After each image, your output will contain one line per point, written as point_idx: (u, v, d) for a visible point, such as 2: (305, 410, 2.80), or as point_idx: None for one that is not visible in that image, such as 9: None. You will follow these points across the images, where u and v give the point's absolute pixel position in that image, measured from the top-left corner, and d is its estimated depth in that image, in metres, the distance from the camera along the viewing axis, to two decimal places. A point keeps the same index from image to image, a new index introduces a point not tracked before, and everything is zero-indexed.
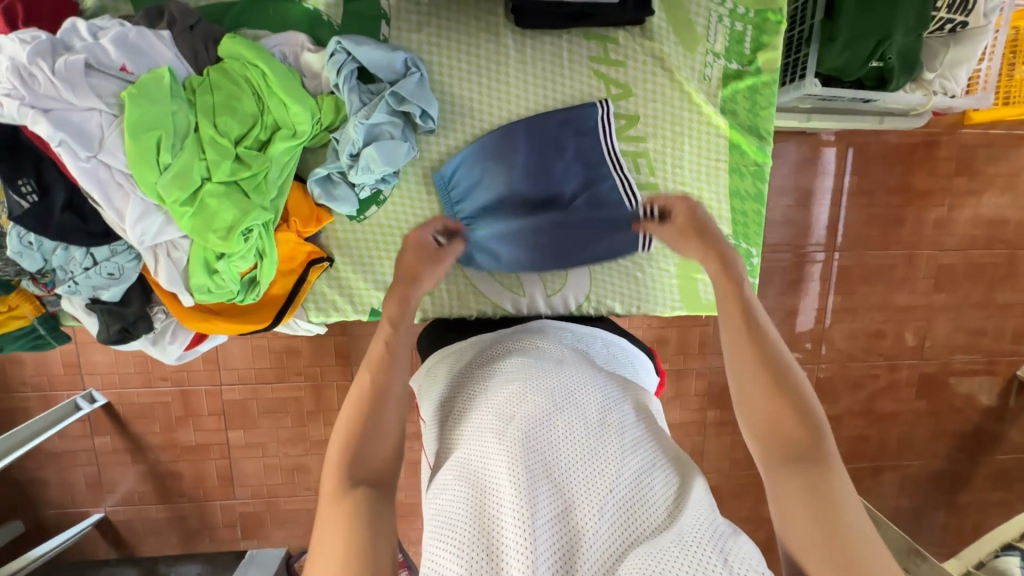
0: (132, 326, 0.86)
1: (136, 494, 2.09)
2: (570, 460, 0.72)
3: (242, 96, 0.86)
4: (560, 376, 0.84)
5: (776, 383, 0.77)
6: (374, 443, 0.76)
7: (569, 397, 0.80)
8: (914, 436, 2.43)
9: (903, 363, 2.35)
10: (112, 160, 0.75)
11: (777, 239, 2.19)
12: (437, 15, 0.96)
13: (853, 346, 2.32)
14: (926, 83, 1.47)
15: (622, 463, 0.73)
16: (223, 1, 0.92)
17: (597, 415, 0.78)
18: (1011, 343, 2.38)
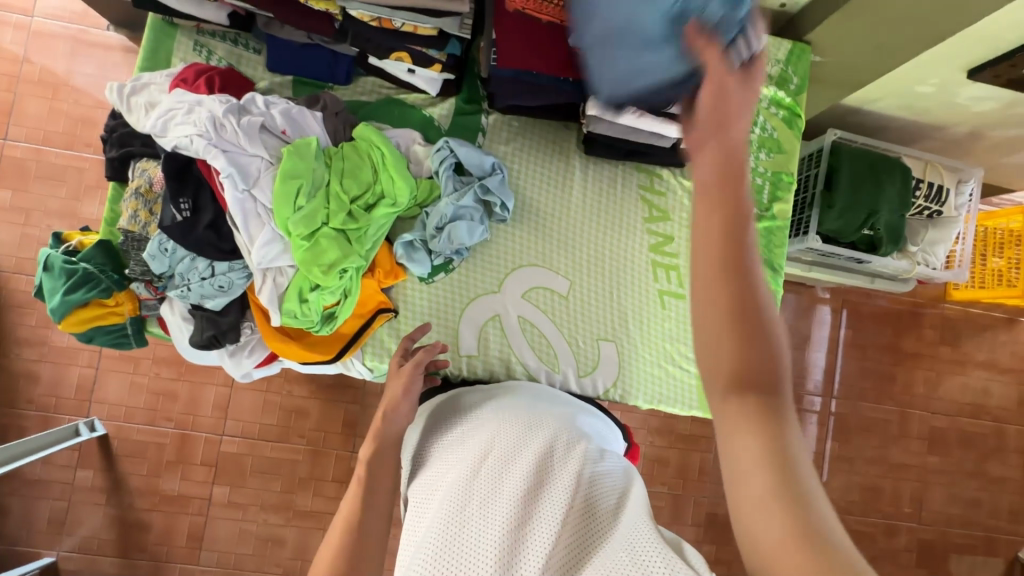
0: (222, 334, 0.97)
1: (95, 541, 1.93)
2: (524, 489, 0.79)
3: (364, 167, 1.06)
4: (519, 424, 0.93)
5: (722, 339, 0.53)
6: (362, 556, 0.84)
7: (525, 440, 0.88)
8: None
9: (903, 526, 2.32)
10: (260, 195, 0.93)
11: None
12: (521, 134, 1.21)
13: (852, 499, 2.31)
14: (911, 254, 1.73)
15: (566, 486, 0.80)
16: (362, 100, 1.17)
17: (550, 454, 0.86)
18: (1008, 520, 2.37)
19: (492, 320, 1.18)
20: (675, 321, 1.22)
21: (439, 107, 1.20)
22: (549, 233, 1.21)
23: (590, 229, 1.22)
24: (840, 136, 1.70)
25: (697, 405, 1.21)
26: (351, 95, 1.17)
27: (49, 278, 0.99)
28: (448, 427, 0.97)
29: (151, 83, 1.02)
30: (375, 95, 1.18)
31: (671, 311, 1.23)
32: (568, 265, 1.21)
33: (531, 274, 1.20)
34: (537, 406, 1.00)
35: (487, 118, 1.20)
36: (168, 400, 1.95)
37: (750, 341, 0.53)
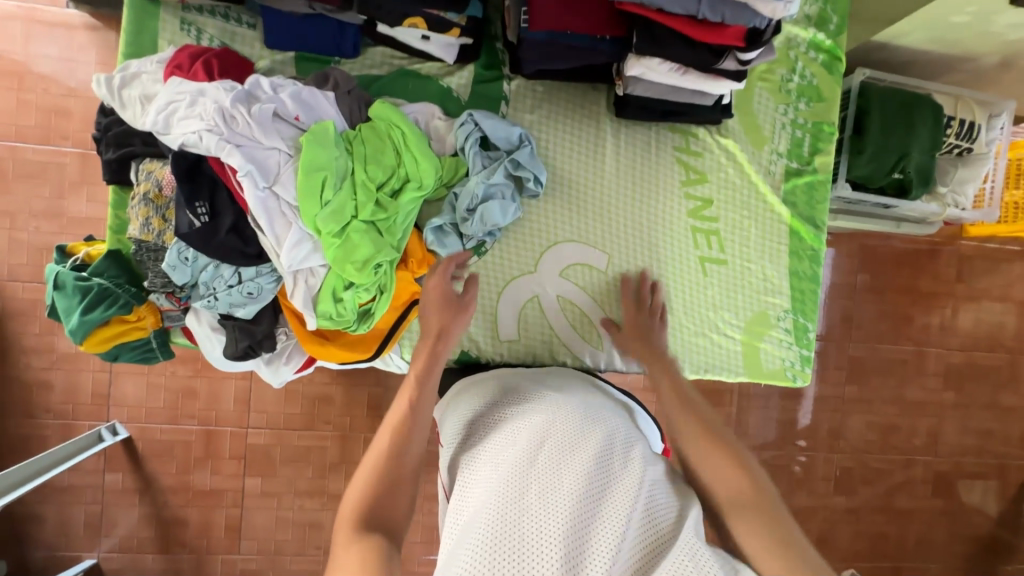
0: (258, 344, 0.92)
1: (135, 539, 1.94)
2: (582, 494, 0.72)
3: (386, 150, 0.98)
4: (575, 415, 0.85)
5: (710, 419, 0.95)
6: (390, 498, 0.84)
7: (581, 437, 0.80)
8: (932, 536, 2.41)
9: (919, 460, 2.40)
10: (283, 192, 0.86)
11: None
12: (549, 99, 1.12)
13: (870, 439, 2.37)
14: (941, 195, 1.68)
15: (627, 494, 0.73)
16: (373, 74, 1.07)
17: (609, 455, 0.78)
18: (1018, 446, 2.46)
19: (531, 300, 1.14)
20: (718, 287, 1.18)
21: (457, 76, 1.10)
22: (585, 205, 1.15)
23: (626, 198, 1.16)
24: (867, 76, 1.61)
25: (744, 371, 1.19)
26: (361, 69, 1.07)
27: (62, 298, 0.92)
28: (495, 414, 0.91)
29: (141, 72, 0.92)
30: (387, 67, 1.08)
31: (713, 277, 1.18)
32: (605, 237, 1.15)
33: (569, 250, 1.14)
34: (591, 398, 0.93)
35: (509, 85, 1.11)
36: (189, 399, 1.91)
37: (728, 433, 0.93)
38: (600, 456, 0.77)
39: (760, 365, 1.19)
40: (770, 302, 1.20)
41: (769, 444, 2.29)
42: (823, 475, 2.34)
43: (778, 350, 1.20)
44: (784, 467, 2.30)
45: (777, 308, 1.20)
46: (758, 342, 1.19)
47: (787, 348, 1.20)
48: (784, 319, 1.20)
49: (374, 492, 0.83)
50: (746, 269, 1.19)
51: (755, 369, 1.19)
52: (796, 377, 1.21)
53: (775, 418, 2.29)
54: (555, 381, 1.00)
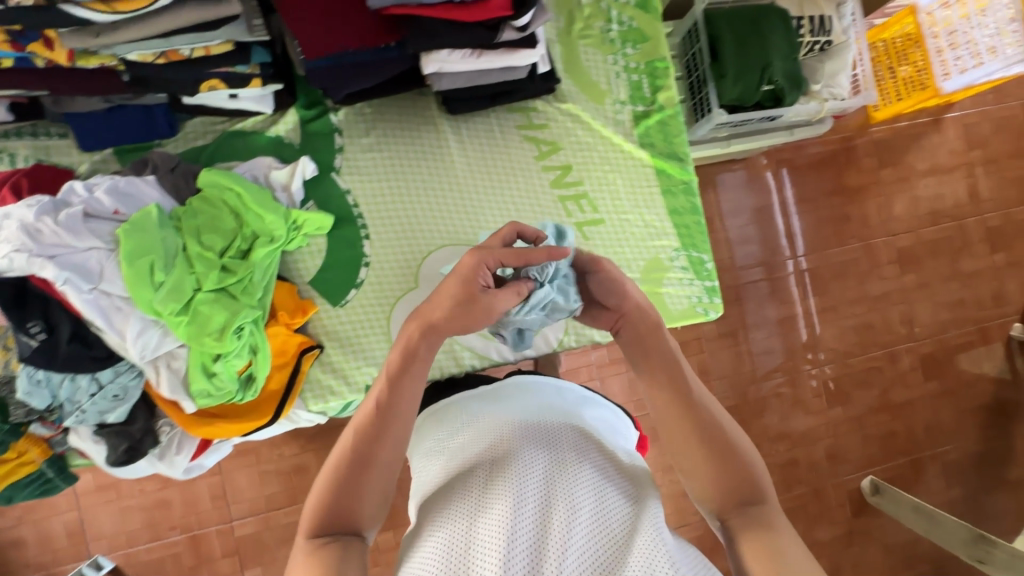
0: (139, 443, 0.90)
1: None
2: (533, 503, 0.64)
3: (221, 216, 0.97)
4: (535, 416, 0.78)
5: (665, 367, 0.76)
6: (354, 504, 0.68)
7: (545, 446, 0.71)
8: (938, 419, 2.37)
9: (903, 349, 2.37)
10: (111, 287, 0.84)
11: (743, 260, 2.28)
12: (380, 118, 1.12)
13: (850, 343, 2.34)
14: (816, 93, 1.69)
15: (583, 507, 0.64)
16: (198, 145, 1.07)
17: (576, 468, 0.69)
18: (993, 306, 2.44)
19: None
20: (604, 246, 1.17)
21: (282, 123, 1.10)
22: (451, 206, 1.14)
23: (489, 187, 1.15)
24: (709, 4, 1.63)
25: None
26: (185, 143, 1.07)
27: None
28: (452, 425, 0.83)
29: None
30: (211, 134, 1.08)
31: (596, 238, 1.17)
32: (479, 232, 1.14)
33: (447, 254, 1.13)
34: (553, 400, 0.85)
35: (336, 116, 1.11)
36: (165, 509, 1.74)
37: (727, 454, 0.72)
38: (564, 461, 0.70)
39: (669, 309, 1.17)
40: (660, 245, 1.19)
41: (750, 379, 2.26)
42: (814, 392, 2.31)
43: (682, 289, 1.19)
44: (773, 396, 2.27)
45: (668, 249, 1.19)
46: (660, 287, 1.18)
47: (690, 285, 1.19)
48: (678, 257, 1.20)
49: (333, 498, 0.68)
50: (625, 220, 1.18)
51: (664, 315, 1.17)
52: (708, 311, 1.19)
53: (749, 352, 2.27)
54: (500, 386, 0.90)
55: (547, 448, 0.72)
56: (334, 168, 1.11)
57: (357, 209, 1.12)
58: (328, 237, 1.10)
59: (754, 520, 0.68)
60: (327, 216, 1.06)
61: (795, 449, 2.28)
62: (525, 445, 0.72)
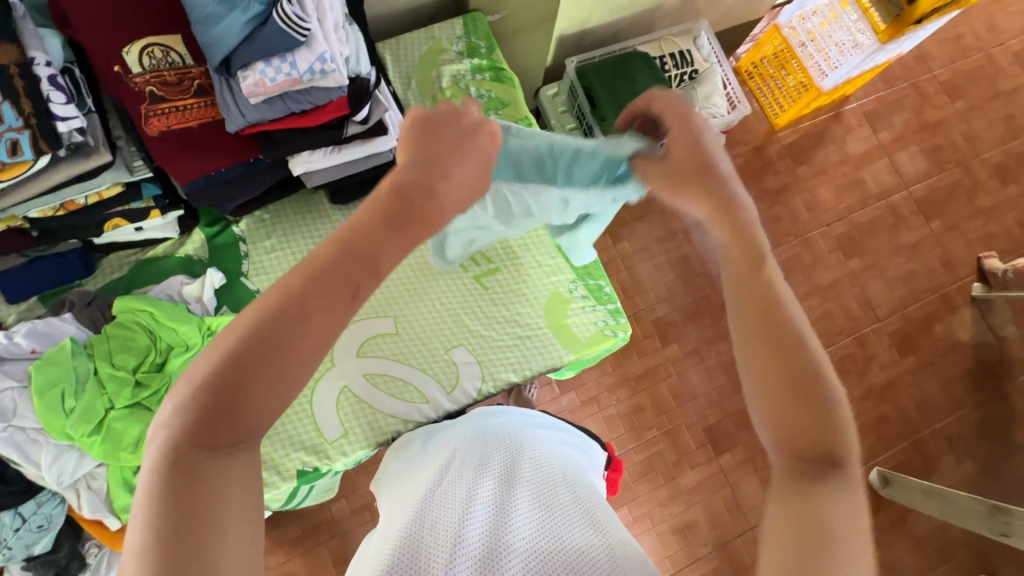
0: (66, 568, 0.93)
1: None
2: (487, 494, 0.76)
3: (135, 335, 1.06)
4: (500, 439, 0.90)
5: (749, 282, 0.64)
6: (247, 414, 0.53)
7: (501, 455, 0.86)
8: (932, 404, 2.08)
9: (872, 332, 2.13)
10: (24, 421, 0.91)
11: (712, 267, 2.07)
12: (278, 221, 1.24)
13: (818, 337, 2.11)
14: (696, 115, 1.82)
15: (529, 491, 0.77)
16: (114, 278, 1.17)
17: (524, 467, 0.83)
18: (945, 272, 2.20)
19: (342, 392, 1.17)
20: (503, 292, 1.25)
21: (190, 243, 1.21)
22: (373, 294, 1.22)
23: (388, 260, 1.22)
24: (580, 62, 1.81)
25: (565, 351, 1.22)
26: (103, 278, 1.18)
27: None
28: (422, 454, 0.97)
29: None
30: (126, 266, 1.19)
31: (494, 287, 1.25)
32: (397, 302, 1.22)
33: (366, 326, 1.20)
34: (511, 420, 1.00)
35: (238, 227, 1.23)
36: None
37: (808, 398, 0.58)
38: (523, 472, 0.82)
39: (577, 339, 1.23)
40: (557, 280, 1.26)
41: None
42: None
43: (586, 317, 1.25)
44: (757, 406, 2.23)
45: (565, 283, 1.26)
46: (565, 319, 1.24)
47: (593, 311, 1.25)
48: (576, 288, 1.27)
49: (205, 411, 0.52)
50: (518, 265, 1.26)
51: (573, 344, 1.23)
52: (616, 332, 1.25)
53: None
54: (466, 420, 1.02)
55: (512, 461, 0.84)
56: (242, 273, 1.21)
57: None
58: None
59: (821, 476, 0.57)
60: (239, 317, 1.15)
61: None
62: (491, 461, 0.84)
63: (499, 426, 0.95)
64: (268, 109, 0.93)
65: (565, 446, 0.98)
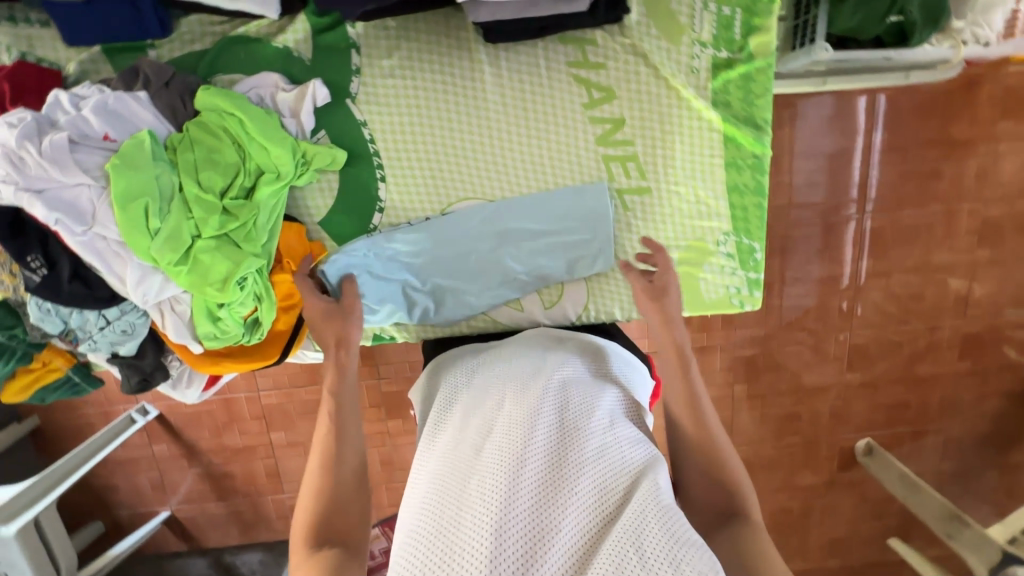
0: (150, 375, 0.93)
1: (196, 493, 1.85)
2: (533, 464, 0.72)
3: (222, 147, 0.87)
4: (547, 381, 0.86)
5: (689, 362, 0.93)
6: (341, 487, 0.78)
7: (539, 409, 0.80)
8: (966, 413, 1.83)
9: (947, 330, 1.75)
10: (105, 231, 0.79)
11: (802, 209, 1.66)
12: (407, 37, 0.95)
13: (894, 315, 1.74)
14: (956, 32, 1.32)
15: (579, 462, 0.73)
16: (196, 50, 0.93)
17: (568, 424, 0.78)
18: None
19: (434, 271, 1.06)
20: (639, 219, 1.05)
21: (290, 32, 0.93)
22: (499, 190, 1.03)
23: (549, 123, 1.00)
24: None
25: (682, 306, 1.09)
26: (182, 47, 0.93)
27: None
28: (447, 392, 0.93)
29: None
30: (209, 37, 0.93)
31: (633, 210, 1.05)
32: (505, 186, 1.03)
33: (462, 214, 1.03)
34: (545, 364, 0.91)
35: (354, 29, 0.94)
36: None
37: (717, 472, 0.85)
38: (561, 432, 0.77)
39: (700, 298, 1.09)
40: (707, 227, 1.05)
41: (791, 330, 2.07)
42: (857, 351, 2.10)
43: (720, 278, 1.08)
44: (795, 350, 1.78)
45: (715, 232, 1.06)
46: (697, 271, 1.08)
47: (731, 275, 1.08)
48: (725, 243, 1.06)
49: (319, 491, 0.78)
50: (675, 192, 1.04)
51: (693, 301, 1.09)
52: (743, 304, 1.10)
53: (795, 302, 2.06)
54: (509, 356, 0.96)
55: (552, 416, 0.79)
56: (349, 93, 0.97)
57: (373, 148, 1.00)
58: (341, 175, 1.00)
59: (724, 520, 0.80)
60: (339, 153, 0.95)
61: (801, 404, 1.81)
62: (539, 412, 0.79)
63: (548, 374, 0.88)
64: None
65: (609, 394, 0.89)
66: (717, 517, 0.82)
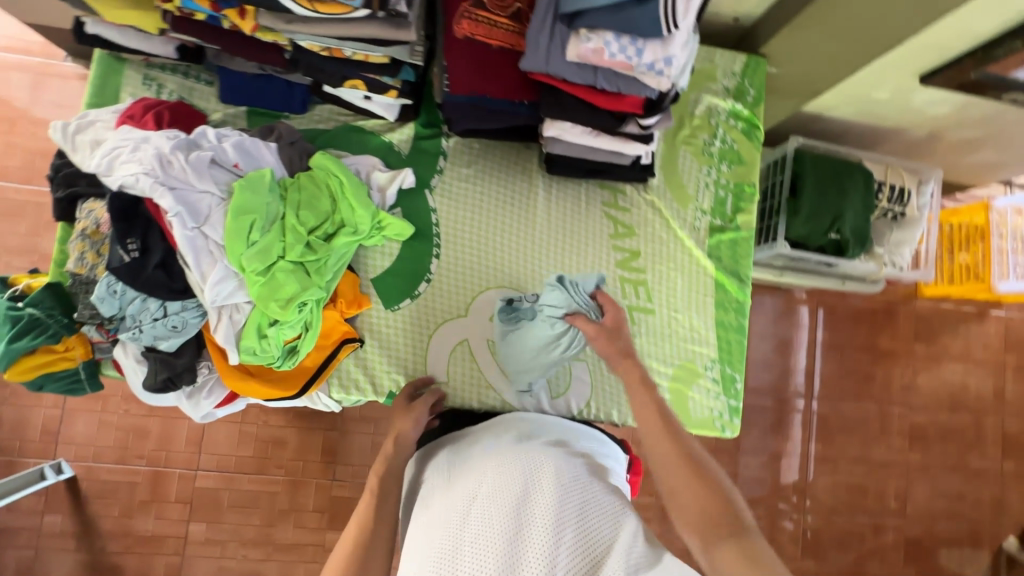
0: (178, 376, 0.96)
1: None
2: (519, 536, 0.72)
3: (322, 198, 1.04)
4: (523, 449, 0.85)
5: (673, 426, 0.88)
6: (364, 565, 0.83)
7: (522, 478, 0.79)
8: None
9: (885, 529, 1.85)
10: (211, 232, 0.92)
11: (759, 384, 1.87)
12: (483, 155, 1.22)
13: (840, 502, 1.86)
14: (878, 255, 1.70)
15: (564, 532, 0.72)
16: (319, 128, 1.16)
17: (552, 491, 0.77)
18: (987, 511, 1.91)
19: (461, 343, 1.17)
20: (643, 333, 1.23)
21: (399, 132, 1.19)
22: (528, 280, 1.20)
23: (581, 241, 1.23)
24: (803, 143, 1.65)
25: None
26: (308, 123, 1.17)
27: None
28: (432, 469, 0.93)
29: (97, 120, 1.02)
30: (333, 122, 1.18)
31: (639, 323, 1.23)
32: (536, 283, 1.21)
33: (495, 296, 1.19)
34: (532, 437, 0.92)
35: (447, 142, 1.20)
36: (138, 437, 1.62)
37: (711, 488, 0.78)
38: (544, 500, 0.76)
39: (689, 415, 1.21)
40: (697, 351, 1.24)
41: None
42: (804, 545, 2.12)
43: (706, 400, 1.22)
44: None
45: (704, 358, 1.24)
46: (688, 390, 1.22)
47: (715, 399, 1.23)
48: (711, 368, 1.24)
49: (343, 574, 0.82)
50: (674, 317, 1.24)
51: (684, 418, 1.21)
52: (724, 429, 1.23)
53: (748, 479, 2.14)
54: (496, 428, 0.97)
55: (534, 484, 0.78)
56: (429, 185, 1.19)
57: (436, 230, 1.19)
58: (403, 246, 1.17)
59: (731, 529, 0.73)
60: (408, 227, 1.12)
61: None
62: (523, 482, 0.78)
63: (532, 444, 0.88)
64: (577, 71, 0.92)
65: (592, 461, 0.89)
66: (721, 529, 0.74)
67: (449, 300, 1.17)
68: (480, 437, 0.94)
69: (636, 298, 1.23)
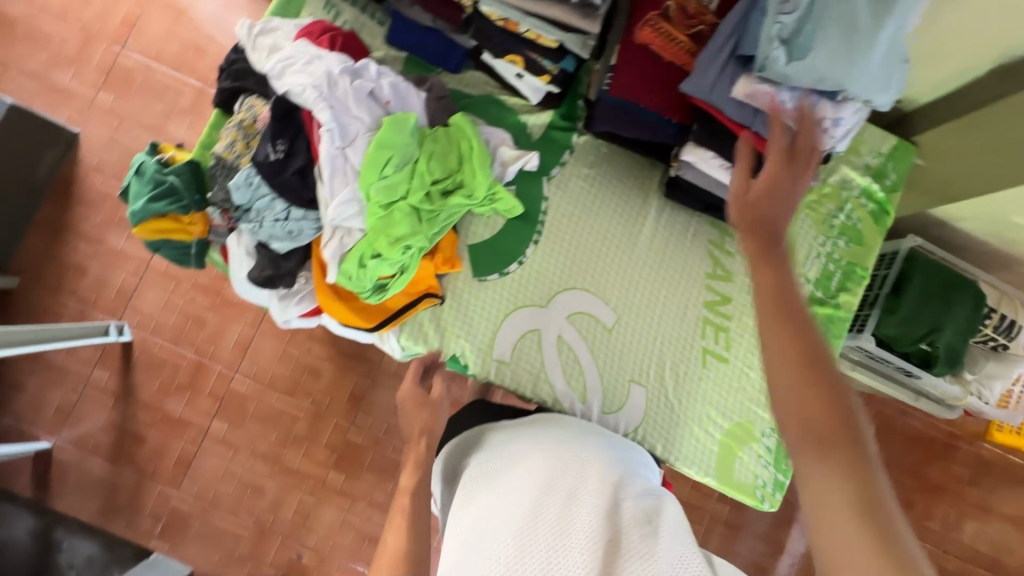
0: (279, 278, 1.03)
1: (93, 440, 1.68)
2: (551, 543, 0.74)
3: (452, 154, 1.05)
4: (567, 457, 0.87)
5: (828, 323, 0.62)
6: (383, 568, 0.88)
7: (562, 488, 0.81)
8: None
9: None
10: (352, 156, 0.98)
11: None
12: (608, 159, 1.22)
13: None
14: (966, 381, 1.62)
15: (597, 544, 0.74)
16: (465, 91, 1.21)
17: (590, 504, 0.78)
18: None
19: (531, 331, 1.18)
20: (710, 379, 1.20)
21: (536, 116, 1.22)
22: (614, 292, 1.20)
23: (675, 268, 1.21)
24: (920, 244, 1.57)
25: (713, 475, 1.18)
26: (458, 84, 1.21)
27: (138, 182, 1.07)
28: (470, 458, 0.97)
29: (279, 28, 1.09)
30: (480, 90, 1.22)
31: (709, 368, 1.20)
32: (620, 296, 1.20)
33: (579, 298, 1.19)
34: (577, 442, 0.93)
35: (578, 138, 1.22)
36: (196, 325, 1.71)
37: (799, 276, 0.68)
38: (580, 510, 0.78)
39: (731, 474, 1.18)
40: (758, 414, 1.20)
41: None
42: None
43: (753, 466, 1.19)
44: None
45: (763, 423, 1.20)
46: (738, 449, 1.19)
47: (762, 467, 1.19)
48: (768, 436, 1.20)
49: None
50: (745, 374, 1.21)
51: (724, 476, 1.18)
52: (763, 500, 1.19)
53: None
54: (542, 426, 0.98)
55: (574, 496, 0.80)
56: (549, 173, 1.21)
57: (542, 217, 1.20)
58: (507, 223, 1.19)
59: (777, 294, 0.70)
60: (519, 206, 1.14)
61: None
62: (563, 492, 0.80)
63: (576, 452, 0.89)
64: (737, 107, 0.94)
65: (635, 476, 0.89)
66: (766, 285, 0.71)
67: (533, 287, 1.19)
68: (525, 432, 0.96)
69: (714, 343, 1.20)
